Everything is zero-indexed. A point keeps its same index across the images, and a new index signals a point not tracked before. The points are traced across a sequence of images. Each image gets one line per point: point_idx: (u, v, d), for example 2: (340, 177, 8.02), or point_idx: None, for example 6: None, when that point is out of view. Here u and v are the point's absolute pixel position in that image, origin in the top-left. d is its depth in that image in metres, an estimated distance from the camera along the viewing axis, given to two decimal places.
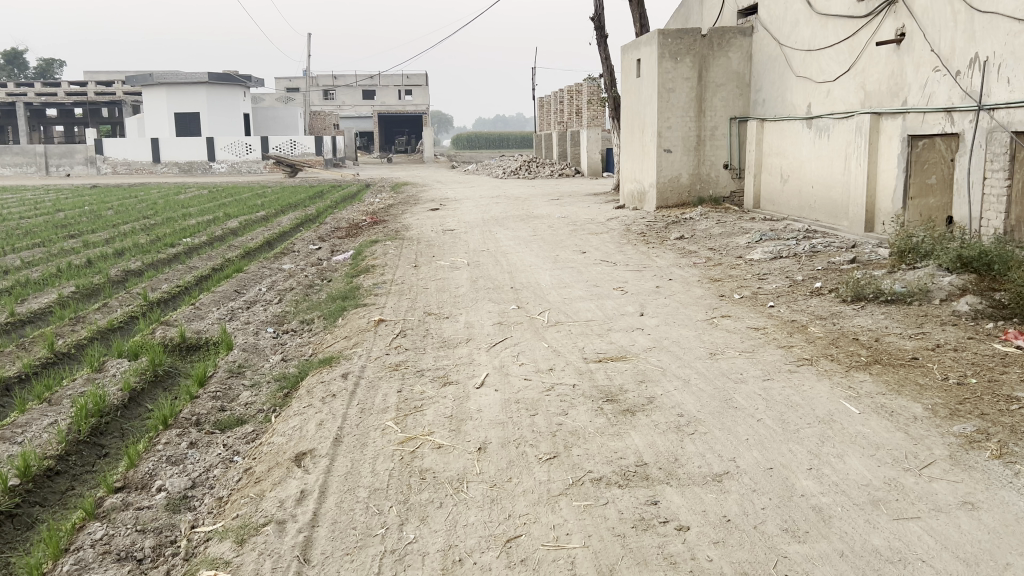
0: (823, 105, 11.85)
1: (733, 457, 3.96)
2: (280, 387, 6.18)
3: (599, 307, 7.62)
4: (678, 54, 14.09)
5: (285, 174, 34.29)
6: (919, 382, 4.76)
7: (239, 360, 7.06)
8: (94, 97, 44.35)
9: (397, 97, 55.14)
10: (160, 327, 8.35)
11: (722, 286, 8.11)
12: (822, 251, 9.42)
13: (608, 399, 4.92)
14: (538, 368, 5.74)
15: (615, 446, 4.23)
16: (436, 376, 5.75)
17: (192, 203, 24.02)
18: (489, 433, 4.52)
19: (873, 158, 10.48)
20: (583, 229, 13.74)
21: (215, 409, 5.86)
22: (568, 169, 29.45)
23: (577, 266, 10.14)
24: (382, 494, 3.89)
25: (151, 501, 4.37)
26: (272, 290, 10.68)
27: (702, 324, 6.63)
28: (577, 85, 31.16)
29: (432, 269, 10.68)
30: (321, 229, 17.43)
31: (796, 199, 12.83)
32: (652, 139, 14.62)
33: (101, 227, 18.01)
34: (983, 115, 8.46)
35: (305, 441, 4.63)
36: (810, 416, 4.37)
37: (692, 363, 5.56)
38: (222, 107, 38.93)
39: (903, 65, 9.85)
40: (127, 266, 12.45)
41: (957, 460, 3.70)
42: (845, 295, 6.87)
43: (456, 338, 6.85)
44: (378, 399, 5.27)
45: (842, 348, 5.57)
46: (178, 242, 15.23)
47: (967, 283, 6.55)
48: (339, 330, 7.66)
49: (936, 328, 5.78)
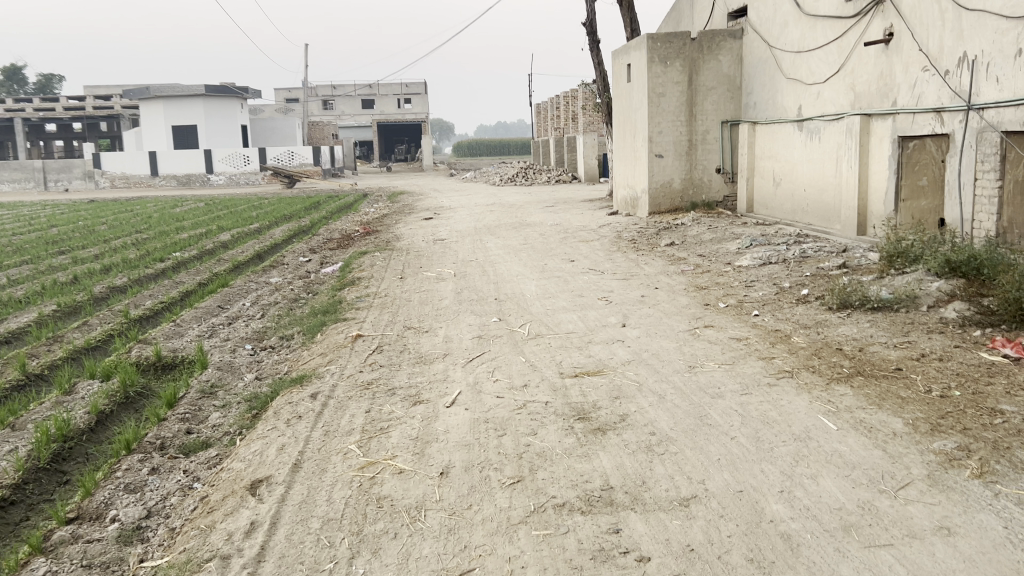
0: (813, 107, 11.68)
1: (702, 479, 3.78)
2: (250, 408, 6.02)
3: (581, 318, 7.45)
4: (668, 58, 13.94)
5: (282, 185, 34.21)
6: (901, 395, 4.58)
7: (212, 379, 6.90)
8: (92, 112, 44.38)
9: (396, 106, 55.07)
10: (136, 346, 8.19)
11: (709, 295, 7.93)
12: (812, 257, 9.24)
13: (579, 418, 4.75)
14: (511, 384, 5.57)
15: (582, 468, 4.05)
16: (407, 394, 5.58)
17: (186, 216, 23.89)
18: (453, 456, 4.35)
19: (865, 160, 10.30)
20: (573, 237, 13.58)
21: (182, 433, 5.70)
22: (565, 175, 29.34)
23: (564, 275, 9.98)
24: (335, 524, 3.73)
25: (102, 533, 4.21)
26: (255, 305, 10.53)
27: (684, 335, 6.45)
28: (573, 91, 31.07)
29: (418, 280, 10.52)
30: (312, 241, 17.28)
31: (788, 203, 12.65)
32: (643, 145, 14.46)
33: (92, 242, 17.87)
34: (973, 115, 8.28)
35: (263, 468, 4.48)
36: (786, 434, 4.19)
37: (670, 377, 5.38)
38: (219, 119, 38.87)
39: (892, 65, 9.68)
40: (113, 282, 12.29)
41: (936, 480, 3.51)
42: (831, 303, 6.69)
43: (433, 353, 6.69)
44: (344, 420, 5.11)
45: (824, 359, 5.39)
46: (167, 257, 15.08)
47: (955, 288, 6.36)
48: (316, 347, 7.49)
49: (923, 336, 5.60)
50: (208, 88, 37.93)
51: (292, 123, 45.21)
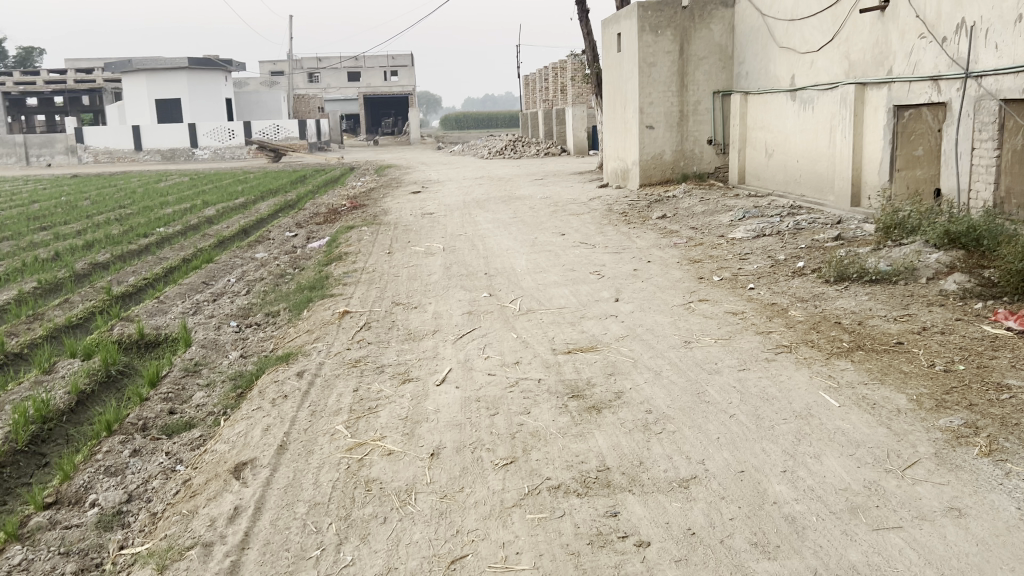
0: (807, 77, 11.49)
1: (702, 459, 3.66)
2: (234, 387, 5.85)
3: (574, 293, 7.30)
4: (659, 27, 13.70)
5: (268, 159, 33.79)
6: (903, 369, 4.47)
7: (196, 357, 6.73)
8: (73, 85, 43.66)
9: (383, 78, 54.42)
10: (117, 324, 7.99)
11: (702, 268, 7.79)
12: (806, 229, 9.11)
13: (573, 395, 4.61)
14: (503, 361, 5.43)
15: (577, 448, 3.92)
16: (396, 372, 5.43)
17: (171, 191, 23.53)
18: (444, 436, 4.21)
19: (859, 130, 10.15)
20: (564, 210, 13.39)
21: (165, 413, 5.53)
22: (554, 148, 29.08)
23: (555, 248, 9.81)
24: (323, 509, 3.59)
25: (81, 519, 4.05)
26: (241, 281, 10.32)
27: (679, 310, 6.31)
28: (563, 62, 30.70)
29: (406, 255, 10.33)
30: (299, 215, 17.03)
31: (781, 174, 12.50)
32: (634, 116, 14.24)
33: (74, 218, 17.54)
34: (971, 83, 8.12)
35: (248, 450, 4.33)
36: (786, 411, 4.07)
37: (666, 353, 5.25)
38: (203, 93, 38.27)
39: (888, 33, 9.49)
40: (94, 259, 12.04)
41: (943, 459, 3.41)
42: (828, 275, 6.57)
43: (422, 329, 6.53)
44: (331, 400, 4.96)
45: (823, 333, 5.27)
46: (151, 232, 14.80)
47: (955, 260, 6.24)
48: (302, 323, 7.32)
49: (923, 309, 5.49)
50: (191, 61, 37.24)
51: (278, 96, 44.59)
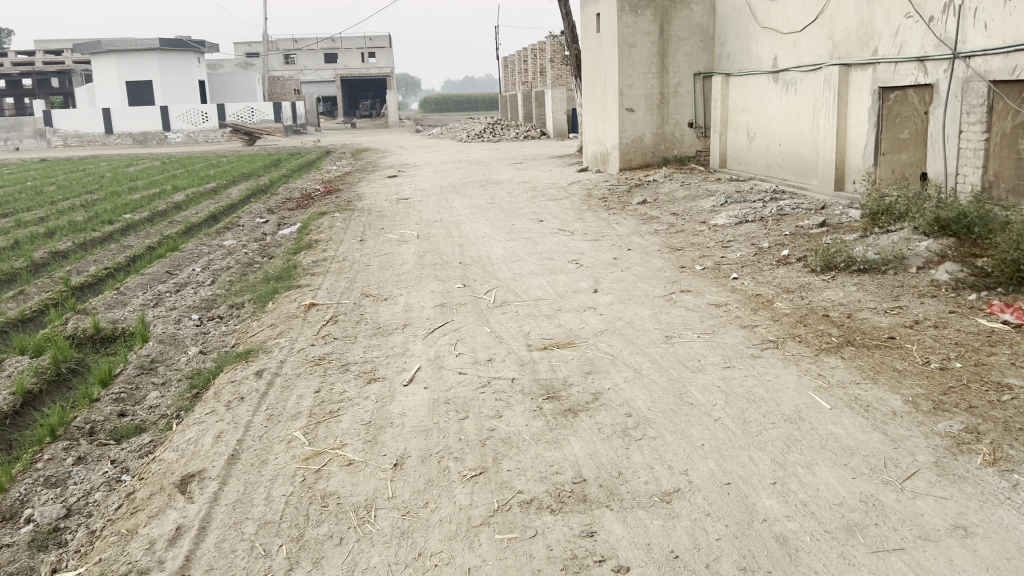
0: (789, 58, 11.22)
1: (685, 469, 3.39)
2: (191, 386, 5.52)
3: (550, 284, 7.00)
4: (639, 7, 13.35)
5: (243, 143, 33.14)
6: (896, 367, 4.22)
7: (152, 354, 6.37)
8: (41, 66, 42.54)
9: (360, 60, 53.59)
10: (72, 318, 7.59)
11: (684, 256, 7.53)
12: (790, 214, 8.86)
13: (549, 397, 4.32)
14: (475, 359, 5.12)
15: (551, 457, 3.63)
16: (361, 371, 5.12)
17: (141, 176, 22.92)
18: (409, 444, 3.91)
19: (843, 113, 9.89)
20: (541, 195, 13.08)
21: (114, 416, 5.20)
22: (533, 131, 28.68)
23: (532, 236, 9.50)
24: (274, 528, 3.29)
25: (13, 537, 3.71)
26: (206, 270, 9.93)
27: (660, 301, 6.03)
28: (541, 44, 30.24)
29: (378, 243, 9.97)
30: (271, 201, 16.56)
31: (763, 157, 12.25)
32: (614, 98, 13.91)
33: (37, 205, 16.95)
34: (958, 64, 7.87)
35: (197, 460, 4.03)
36: (774, 415, 3.81)
37: (646, 349, 4.97)
38: (175, 74, 37.41)
39: (873, 13, 9.23)
40: (54, 247, 11.57)
41: (945, 469, 3.17)
42: (815, 265, 6.32)
43: (392, 324, 6.21)
44: (290, 403, 4.64)
45: (811, 327, 5.02)
46: (116, 219, 14.30)
47: (946, 248, 6.00)
48: (266, 317, 6.99)
49: (914, 301, 5.24)
50: (162, 41, 36.40)
51: (252, 78, 43.75)
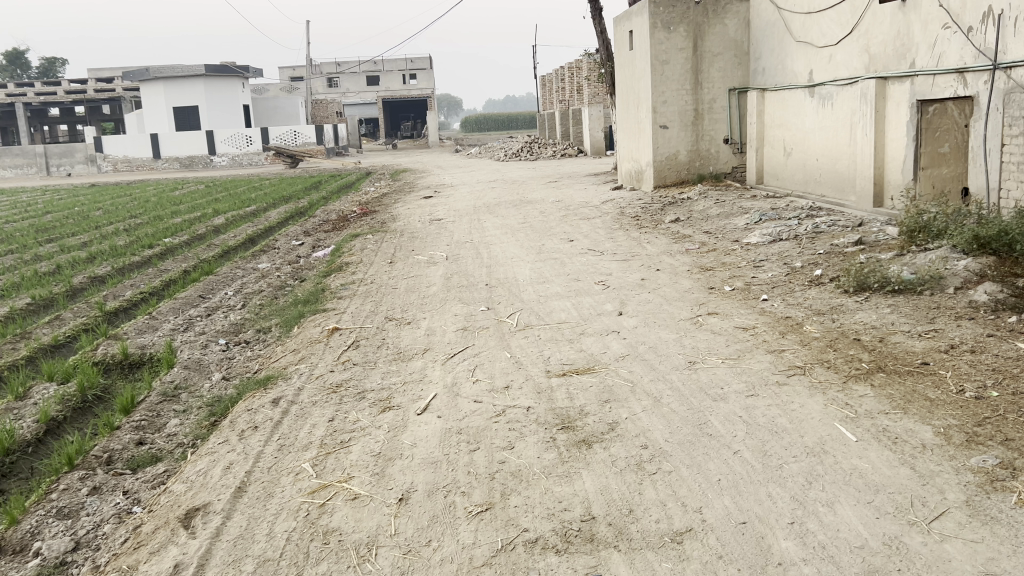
0: (825, 72, 10.99)
1: (699, 507, 3.23)
2: (210, 414, 5.51)
3: (575, 306, 6.87)
4: (671, 24, 13.22)
5: (285, 165, 33.59)
6: (927, 396, 4.00)
7: (177, 381, 6.38)
8: (92, 94, 43.74)
9: (401, 81, 54.17)
10: (102, 343, 7.67)
11: (713, 277, 7.34)
12: (826, 232, 8.61)
13: (563, 427, 4.19)
14: (492, 386, 5.01)
15: (561, 493, 3.50)
16: (377, 399, 5.04)
17: (185, 200, 23.34)
18: (417, 477, 3.81)
19: (880, 127, 9.62)
20: (574, 214, 12.96)
21: (133, 444, 5.20)
22: (570, 149, 28.59)
23: (562, 256, 9.39)
24: (272, 566, 3.21)
25: (19, 571, 3.69)
26: (238, 294, 9.99)
27: (685, 325, 5.86)
28: (578, 62, 30.19)
29: (407, 265, 9.94)
30: (307, 223, 16.70)
31: (800, 173, 11.98)
32: (647, 115, 13.76)
33: (83, 229, 17.31)
34: (1000, 75, 7.59)
35: (204, 493, 3.99)
36: (797, 447, 3.63)
37: (667, 375, 4.81)
38: (220, 100, 38.21)
39: (910, 24, 8.98)
40: (94, 272, 11.77)
41: (976, 509, 2.97)
42: (848, 285, 6.10)
43: (413, 348, 6.14)
44: (302, 433, 4.58)
45: (841, 352, 4.81)
46: (156, 243, 14.53)
47: (986, 267, 5.74)
48: (290, 342, 6.97)
49: (950, 324, 5.00)
50: (208, 68, 37.23)
51: (295, 102, 44.45)
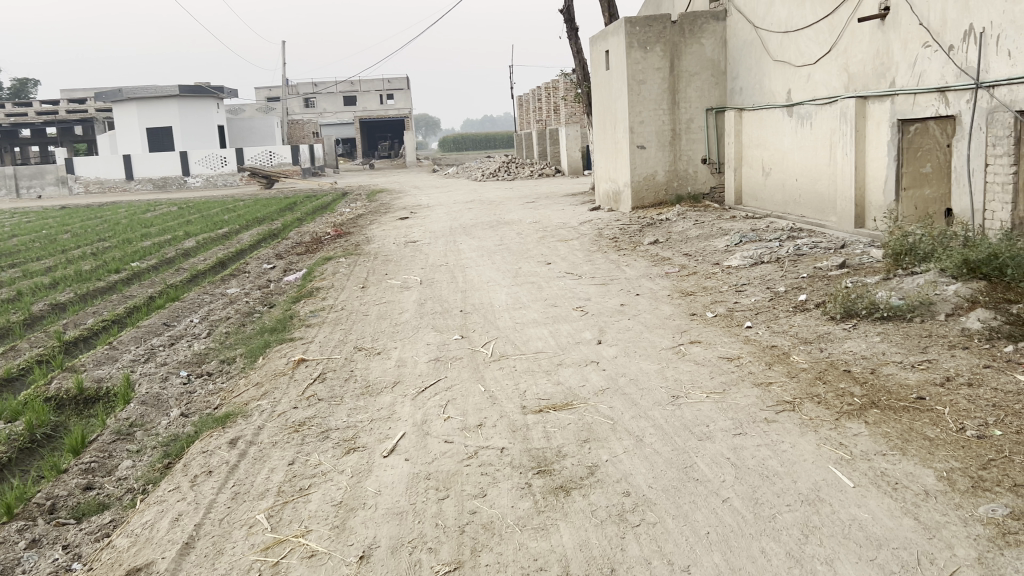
0: (803, 91, 10.86)
1: (686, 566, 2.96)
2: (164, 455, 5.16)
3: (553, 335, 6.60)
4: (648, 43, 13.09)
5: (260, 186, 33.13)
6: (925, 435, 3.76)
7: (132, 418, 6.01)
8: (64, 115, 43.12)
9: (379, 102, 54.00)
10: (55, 377, 7.27)
11: (695, 302, 7.11)
12: (808, 255, 8.42)
13: (539, 472, 3.90)
14: (465, 424, 4.71)
15: (536, 549, 3.21)
16: (341, 439, 4.72)
17: (155, 221, 22.89)
18: (380, 530, 3.50)
19: (861, 146, 9.48)
20: (551, 236, 12.72)
21: (79, 489, 4.83)
22: (548, 169, 28.47)
23: (539, 280, 9.13)
24: None
25: None
26: (204, 321, 9.63)
27: (667, 355, 5.60)
28: (555, 82, 30.13)
29: (380, 290, 9.63)
30: (280, 245, 16.33)
31: (779, 193, 11.84)
32: (624, 135, 13.60)
33: (48, 253, 16.83)
34: (982, 94, 7.46)
35: (149, 549, 3.66)
36: (791, 495, 3.37)
37: (650, 412, 4.53)
38: (194, 120, 37.77)
39: (889, 42, 8.86)
40: (55, 299, 11.35)
41: (989, 568, 2.72)
42: (834, 312, 5.87)
43: (382, 382, 5.83)
44: (260, 478, 4.26)
45: (831, 385, 4.57)
46: (123, 268, 14.10)
47: (978, 292, 5.53)
48: (254, 374, 6.64)
49: (943, 354, 4.78)
50: (182, 88, 36.82)
51: (270, 122, 44.06)
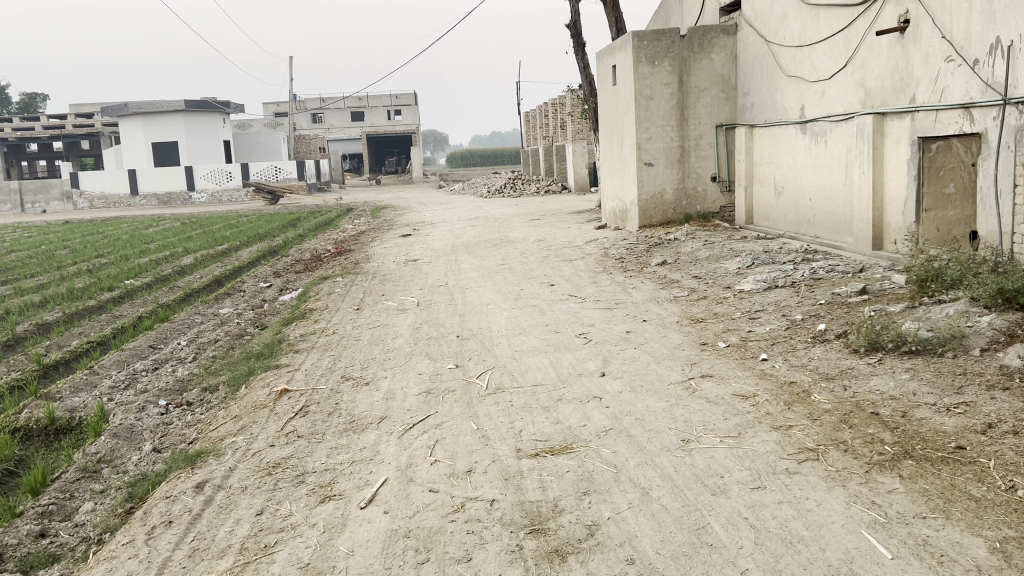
0: (818, 107, 10.45)
1: None
2: (129, 499, 4.73)
3: (553, 365, 6.16)
4: (656, 58, 12.72)
5: (265, 202, 32.79)
6: (970, 495, 3.33)
7: (101, 452, 5.57)
8: (71, 130, 43.04)
9: (386, 117, 53.95)
10: (27, 406, 6.84)
11: (706, 330, 6.67)
12: (825, 280, 7.97)
13: (532, 531, 3.47)
14: (453, 469, 4.28)
15: None
16: (317, 485, 4.29)
17: (156, 237, 22.56)
18: None
19: (878, 165, 9.04)
20: (555, 255, 12.30)
21: (30, 538, 4.37)
22: (554, 185, 28.12)
23: (540, 303, 8.69)
24: None
25: None
26: (192, 344, 9.22)
27: (675, 391, 5.16)
28: (562, 98, 29.82)
29: (375, 312, 9.22)
30: (279, 263, 15.94)
31: (792, 213, 11.40)
32: (632, 152, 13.20)
33: (43, 270, 16.46)
34: (1010, 110, 7.03)
35: None
36: (819, 567, 2.93)
37: (657, 459, 4.09)
38: (200, 136, 37.60)
39: (909, 57, 8.46)
40: (42, 319, 10.95)
41: None
42: (858, 344, 5.43)
43: (368, 417, 5.40)
44: (223, 532, 3.84)
45: (859, 430, 4.14)
46: (116, 285, 13.72)
47: (1014, 325, 5.10)
48: (234, 405, 6.22)
49: (982, 395, 4.33)
50: (188, 103, 36.67)
51: (277, 137, 43.85)
